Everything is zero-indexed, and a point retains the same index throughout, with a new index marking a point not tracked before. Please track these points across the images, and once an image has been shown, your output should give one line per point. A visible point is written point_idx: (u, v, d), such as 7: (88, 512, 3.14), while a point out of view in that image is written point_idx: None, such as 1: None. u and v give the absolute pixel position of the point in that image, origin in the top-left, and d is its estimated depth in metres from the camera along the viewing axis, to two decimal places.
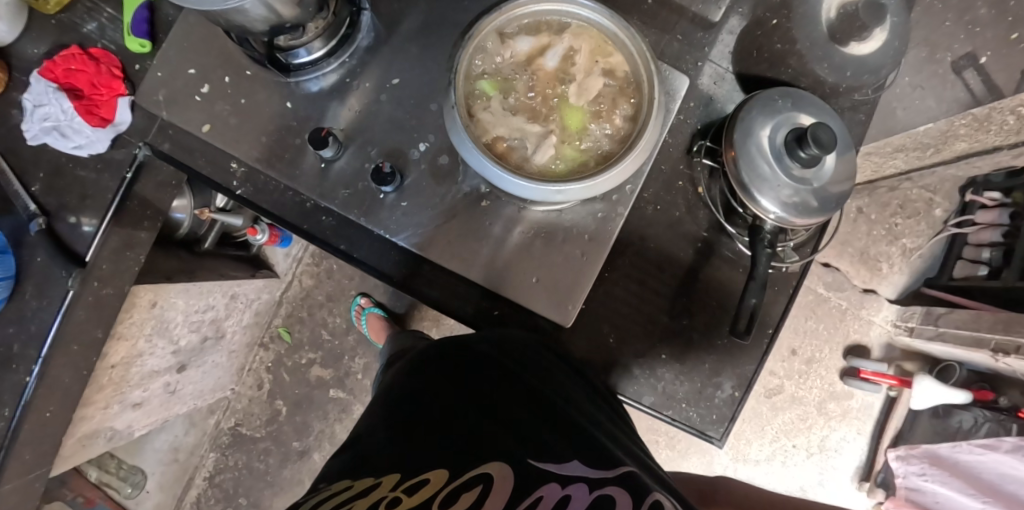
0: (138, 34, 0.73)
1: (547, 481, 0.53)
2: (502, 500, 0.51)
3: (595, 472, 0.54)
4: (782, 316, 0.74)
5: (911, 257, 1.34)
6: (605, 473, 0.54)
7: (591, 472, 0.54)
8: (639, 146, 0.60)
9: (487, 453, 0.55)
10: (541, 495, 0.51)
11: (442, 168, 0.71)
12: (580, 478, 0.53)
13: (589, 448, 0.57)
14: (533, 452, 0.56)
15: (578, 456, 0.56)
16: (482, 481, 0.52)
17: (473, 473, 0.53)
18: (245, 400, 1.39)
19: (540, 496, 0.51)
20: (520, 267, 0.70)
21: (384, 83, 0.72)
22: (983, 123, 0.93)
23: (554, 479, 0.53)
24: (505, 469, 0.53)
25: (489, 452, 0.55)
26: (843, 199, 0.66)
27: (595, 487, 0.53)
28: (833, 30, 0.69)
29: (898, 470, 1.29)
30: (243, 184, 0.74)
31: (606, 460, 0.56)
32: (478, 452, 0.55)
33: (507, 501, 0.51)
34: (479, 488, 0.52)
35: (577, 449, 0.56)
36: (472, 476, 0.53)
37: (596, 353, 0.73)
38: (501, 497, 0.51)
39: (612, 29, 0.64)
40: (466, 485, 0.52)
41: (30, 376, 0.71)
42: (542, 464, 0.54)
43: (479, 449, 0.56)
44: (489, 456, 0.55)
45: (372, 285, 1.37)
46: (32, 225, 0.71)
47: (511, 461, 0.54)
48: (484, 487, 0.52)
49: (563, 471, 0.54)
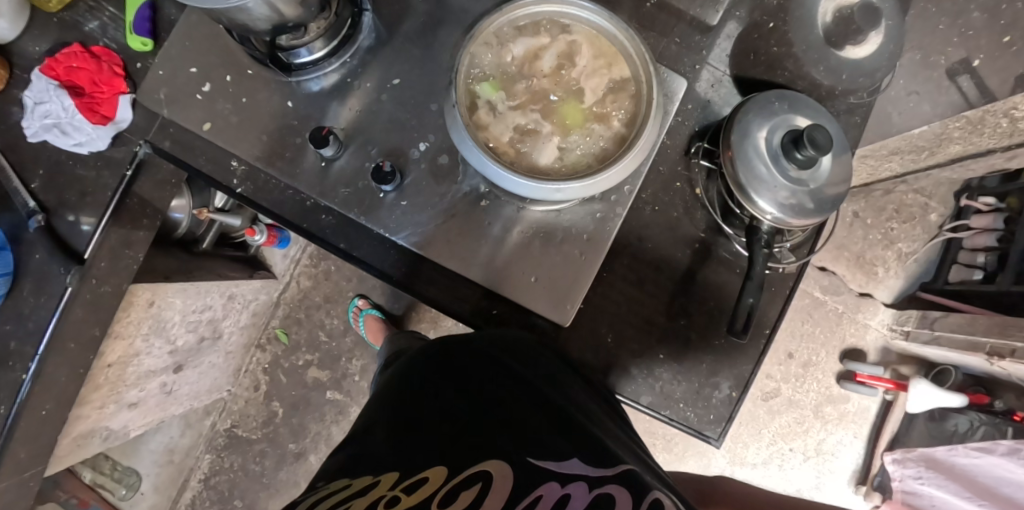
0: (140, 33, 0.74)
1: (546, 480, 0.53)
2: (501, 500, 0.51)
3: (595, 470, 0.54)
4: (779, 316, 0.74)
5: (906, 261, 1.35)
6: (605, 472, 0.54)
7: (591, 471, 0.54)
8: (638, 146, 0.61)
9: (486, 452, 0.55)
10: (540, 495, 0.51)
11: (441, 167, 0.71)
12: (580, 477, 0.53)
13: (589, 447, 0.57)
14: (533, 451, 0.56)
15: (577, 455, 0.56)
16: (481, 480, 0.52)
17: (472, 472, 0.53)
18: (241, 401, 1.38)
19: (540, 495, 0.51)
20: (520, 266, 0.71)
21: (385, 84, 0.73)
22: (978, 126, 0.94)
23: (554, 479, 0.53)
24: (504, 468, 0.53)
25: (489, 451, 0.55)
26: (840, 200, 0.67)
27: (594, 486, 0.52)
28: (829, 33, 0.72)
29: (895, 473, 1.30)
30: (243, 183, 0.74)
31: (606, 460, 0.56)
32: (477, 451, 0.55)
33: (506, 500, 0.50)
34: (478, 487, 0.52)
35: (577, 448, 0.56)
36: (471, 475, 0.53)
37: (595, 353, 0.73)
38: (500, 496, 0.51)
39: (611, 30, 0.65)
40: (466, 483, 0.52)
41: (26, 374, 0.71)
42: (542, 463, 0.54)
43: (478, 449, 0.56)
44: (488, 456, 0.55)
45: (370, 286, 1.38)
46: (31, 221, 0.71)
47: (510, 460, 0.54)
48: (483, 486, 0.52)
49: (563, 470, 0.54)
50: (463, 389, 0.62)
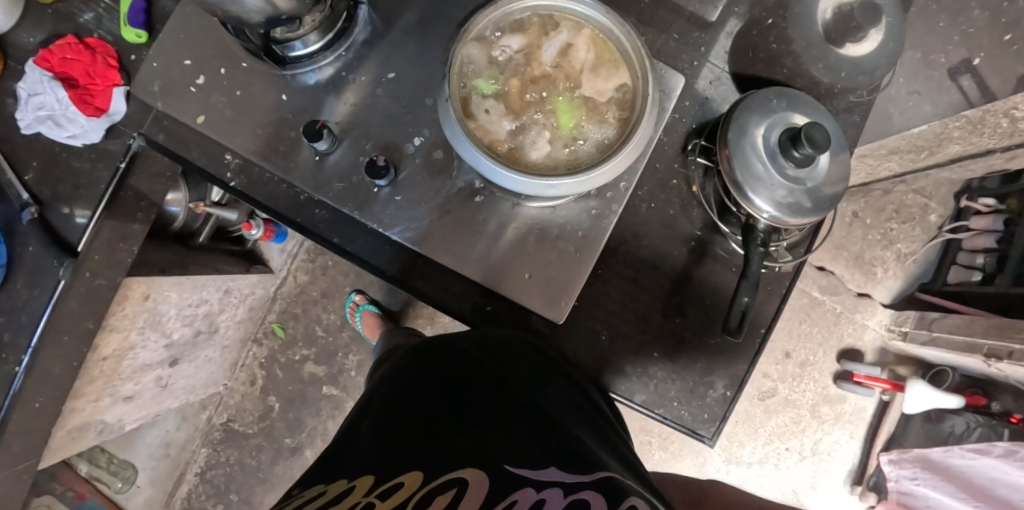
0: (134, 25, 0.74)
1: (522, 485, 0.52)
2: (474, 505, 0.49)
3: (573, 476, 0.53)
4: (774, 316, 0.74)
5: (905, 262, 1.36)
6: (582, 477, 0.53)
7: (568, 477, 0.53)
8: (632, 142, 0.60)
9: (463, 457, 0.54)
10: (516, 499, 0.50)
11: (436, 163, 0.71)
12: (556, 483, 0.52)
13: (567, 455, 0.56)
14: (511, 456, 0.55)
15: (555, 462, 0.55)
16: (456, 485, 0.51)
17: (447, 477, 0.52)
18: (238, 395, 1.38)
19: (515, 500, 0.50)
20: (515, 263, 0.70)
21: (381, 78, 0.72)
22: (976, 126, 0.92)
23: (530, 484, 0.52)
24: (480, 475, 0.52)
25: (467, 456, 0.54)
26: (836, 200, 0.66)
27: (570, 491, 0.51)
28: (828, 30, 0.68)
29: (891, 474, 1.30)
30: (237, 176, 0.73)
31: (585, 465, 0.55)
32: (453, 456, 0.54)
33: (479, 505, 0.49)
34: (453, 492, 0.51)
35: (556, 455, 0.56)
36: (445, 479, 0.52)
37: (589, 351, 0.73)
38: (473, 502, 0.50)
39: (607, 25, 0.64)
40: (439, 488, 0.51)
41: (19, 366, 0.71)
42: (519, 469, 0.53)
43: (457, 453, 0.55)
44: (464, 462, 0.54)
45: (367, 282, 1.37)
46: (23, 214, 0.71)
47: (487, 466, 0.53)
48: (458, 491, 0.51)
49: (541, 477, 0.53)
50: (446, 393, 0.62)
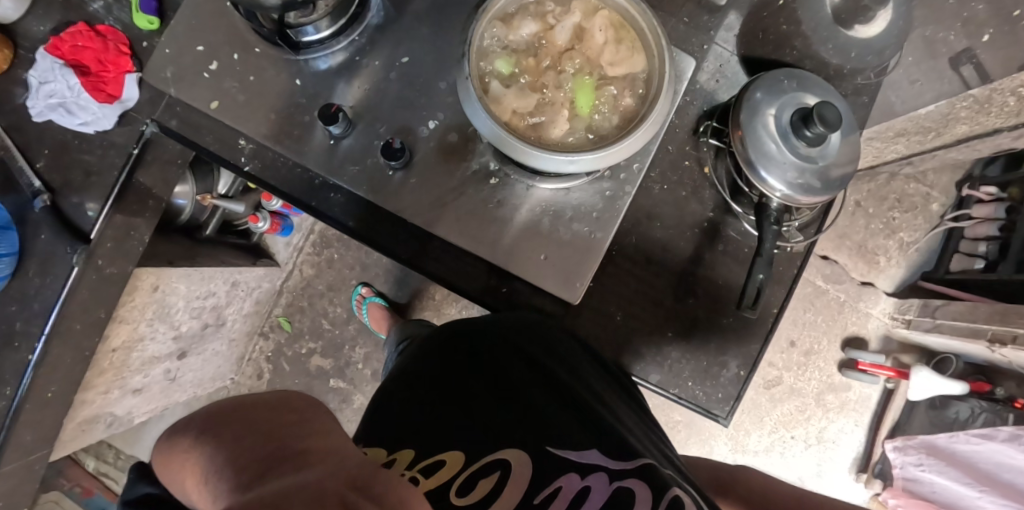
0: (146, 11, 0.74)
1: (565, 471, 0.54)
2: (520, 488, 0.51)
3: (615, 462, 0.55)
4: (786, 296, 0.74)
5: (908, 250, 1.36)
6: (625, 464, 0.55)
7: (611, 463, 0.55)
8: (650, 120, 0.60)
9: (504, 439, 0.56)
10: (559, 486, 0.52)
11: (450, 146, 0.71)
12: (599, 468, 0.54)
13: (605, 438, 0.57)
14: (551, 439, 0.56)
15: (596, 445, 0.57)
16: (499, 467, 0.53)
17: (490, 459, 0.53)
18: (244, 389, 1.38)
19: (559, 487, 0.52)
20: (529, 244, 0.71)
21: (394, 62, 0.72)
22: (984, 105, 0.93)
23: (574, 470, 0.54)
24: (522, 456, 0.54)
25: (509, 438, 0.56)
26: (847, 180, 0.67)
27: (615, 477, 0.54)
28: (837, 11, 0.67)
29: (896, 461, 1.31)
30: (251, 160, 0.74)
31: (625, 451, 0.57)
32: (494, 441, 0.56)
33: (524, 492, 0.51)
34: (497, 474, 0.52)
35: (596, 440, 0.57)
36: (488, 462, 0.53)
37: (604, 331, 0.73)
38: (517, 487, 0.52)
39: (623, 6, 0.64)
40: (481, 473, 0.52)
41: (32, 354, 0.71)
42: (562, 452, 0.55)
43: (498, 432, 0.57)
44: (505, 443, 0.55)
45: (373, 275, 1.38)
46: (36, 201, 0.71)
47: (528, 448, 0.55)
48: (502, 474, 0.52)
49: (583, 460, 0.55)
50: (481, 378, 0.63)
